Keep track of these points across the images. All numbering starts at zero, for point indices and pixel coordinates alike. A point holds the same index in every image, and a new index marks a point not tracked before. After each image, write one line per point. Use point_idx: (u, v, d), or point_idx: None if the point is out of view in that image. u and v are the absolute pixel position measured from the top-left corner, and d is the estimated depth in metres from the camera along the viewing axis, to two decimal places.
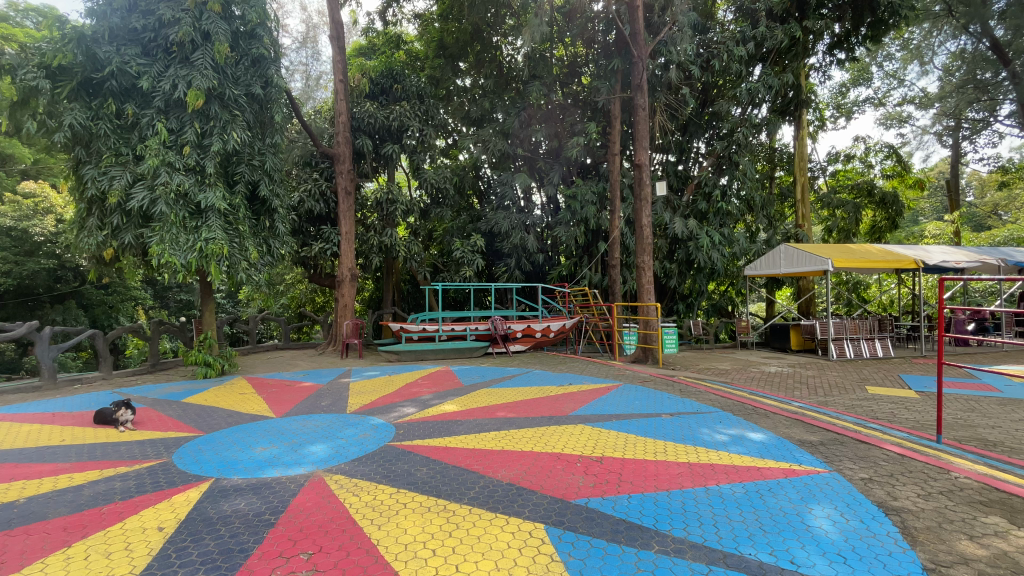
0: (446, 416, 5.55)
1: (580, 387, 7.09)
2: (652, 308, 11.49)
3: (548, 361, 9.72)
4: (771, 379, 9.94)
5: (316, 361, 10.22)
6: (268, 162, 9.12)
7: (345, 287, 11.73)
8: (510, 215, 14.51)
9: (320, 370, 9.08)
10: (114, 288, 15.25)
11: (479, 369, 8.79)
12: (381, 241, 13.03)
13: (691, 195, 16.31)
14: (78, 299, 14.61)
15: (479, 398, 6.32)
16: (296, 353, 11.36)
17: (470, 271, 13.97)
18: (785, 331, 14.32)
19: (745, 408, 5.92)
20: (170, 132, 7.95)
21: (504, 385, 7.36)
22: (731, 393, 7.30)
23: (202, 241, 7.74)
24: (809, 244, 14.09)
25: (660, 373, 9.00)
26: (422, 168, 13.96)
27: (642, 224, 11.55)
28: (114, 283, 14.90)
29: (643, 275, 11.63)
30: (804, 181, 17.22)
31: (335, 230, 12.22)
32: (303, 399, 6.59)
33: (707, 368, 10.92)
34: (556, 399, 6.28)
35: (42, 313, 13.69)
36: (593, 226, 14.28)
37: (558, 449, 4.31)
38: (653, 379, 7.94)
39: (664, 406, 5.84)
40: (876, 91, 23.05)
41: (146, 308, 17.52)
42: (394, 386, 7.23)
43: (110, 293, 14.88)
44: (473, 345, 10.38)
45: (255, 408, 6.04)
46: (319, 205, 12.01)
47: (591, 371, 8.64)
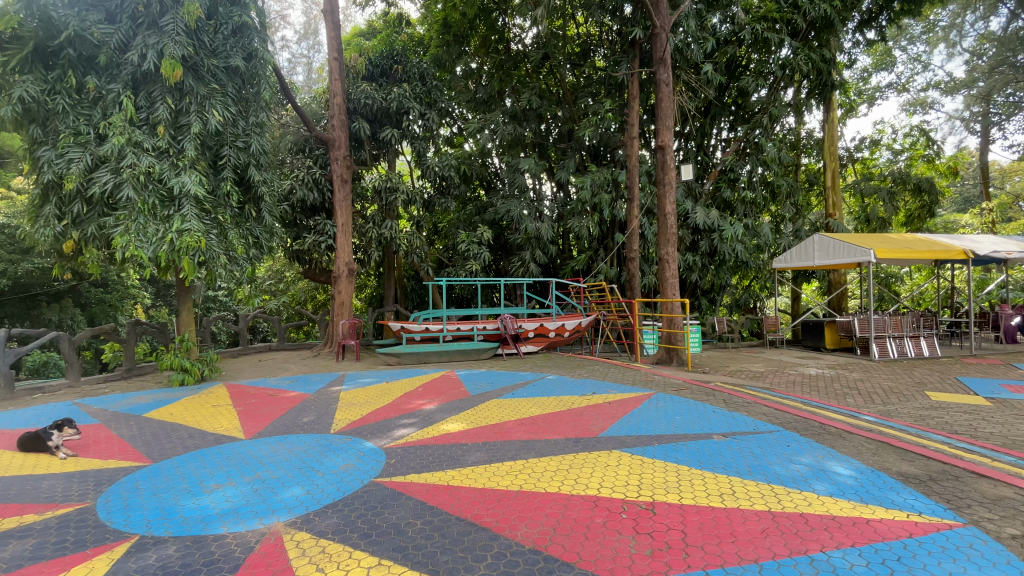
0: (448, 437, 4.57)
1: (606, 397, 6.08)
2: (677, 305, 10.49)
3: (565, 364, 8.72)
4: (813, 383, 8.89)
5: (308, 364, 9.28)
6: (259, 145, 8.02)
7: (342, 283, 10.81)
8: (520, 202, 13.53)
9: (311, 375, 8.13)
10: (114, 286, 14.46)
11: (488, 374, 7.80)
12: (381, 234, 12.06)
13: (713, 182, 15.21)
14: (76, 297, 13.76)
15: (489, 413, 5.32)
16: (289, 355, 10.44)
17: (477, 265, 12.98)
18: (819, 329, 13.23)
19: (811, 427, 4.89)
20: (139, 109, 6.98)
21: (518, 394, 6.35)
22: (782, 404, 6.26)
23: (174, 233, 6.77)
24: (846, 234, 12.98)
25: (692, 378, 7.97)
26: (425, 156, 13.01)
27: (666, 211, 10.46)
28: (113, 281, 14.10)
29: (667, 268, 10.57)
30: (834, 168, 16.08)
31: (331, 222, 11.28)
32: (283, 413, 5.63)
33: (740, 371, 9.88)
34: (581, 414, 5.27)
35: (38, 314, 12.86)
36: (608, 216, 13.25)
37: (594, 490, 3.32)
38: (688, 385, 6.93)
39: (714, 426, 4.81)
40: (900, 76, 21.92)
41: (143, 307, 16.75)
42: (389, 396, 6.26)
43: (110, 291, 14.08)
44: (481, 346, 9.40)
45: (224, 425, 5.10)
46: (314, 195, 11.02)
47: (615, 376, 7.62)
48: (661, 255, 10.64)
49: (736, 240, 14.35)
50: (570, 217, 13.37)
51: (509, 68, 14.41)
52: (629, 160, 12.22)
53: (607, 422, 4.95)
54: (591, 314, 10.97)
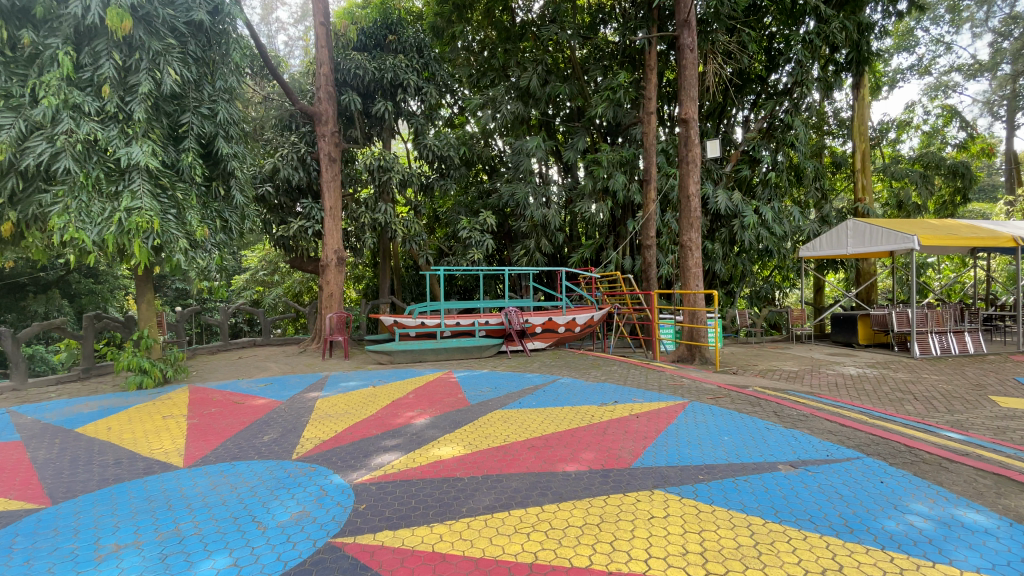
0: (439, 465, 3.58)
1: (632, 408, 5.08)
2: (700, 298, 9.45)
3: (578, 363, 7.71)
4: (858, 385, 7.87)
5: (290, 364, 8.29)
6: (228, 112, 6.94)
7: (331, 272, 9.83)
8: (528, 185, 12.48)
9: (289, 376, 7.15)
10: (105, 276, 13.02)
11: (491, 377, 6.79)
12: (374, 219, 10.99)
13: (734, 165, 14.09)
14: (64, 289, 12.27)
15: (492, 430, 4.33)
16: (271, 352, 9.50)
17: (479, 253, 11.96)
18: (850, 323, 12.17)
19: (899, 453, 3.88)
20: (82, 69, 5.93)
21: (525, 403, 5.35)
22: (842, 415, 5.25)
23: (121, 211, 5.80)
24: (881, 219, 11.88)
25: (724, 380, 6.96)
26: (423, 134, 11.96)
27: (689, 192, 9.38)
28: (104, 271, 12.69)
29: (690, 256, 9.47)
30: (864, 150, 14.95)
31: (318, 205, 10.25)
32: (242, 429, 4.66)
33: (772, 371, 8.87)
34: (604, 432, 4.28)
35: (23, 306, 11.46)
36: (621, 199, 12.17)
37: (640, 565, 2.33)
38: (724, 391, 5.92)
39: (776, 452, 3.80)
40: (927, 53, 20.64)
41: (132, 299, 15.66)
42: (373, 406, 5.28)
43: (99, 282, 12.66)
44: (483, 343, 8.40)
45: (164, 448, 4.12)
46: (300, 174, 9.96)
47: (637, 379, 6.61)
48: (682, 242, 9.54)
49: (759, 227, 13.26)
50: (580, 200, 12.30)
51: (513, 40, 13.27)
52: (646, 138, 11.13)
53: (639, 444, 3.97)
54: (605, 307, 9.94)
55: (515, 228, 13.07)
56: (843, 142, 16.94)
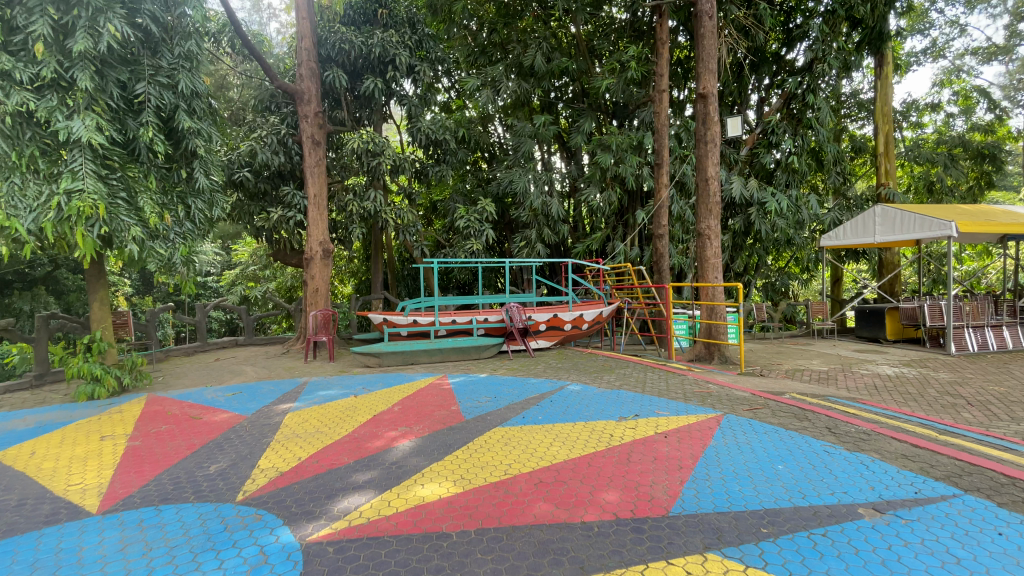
0: (420, 511, 2.78)
1: (657, 424, 4.27)
2: (719, 291, 8.60)
3: (587, 366, 6.89)
4: (899, 388, 7.05)
5: (269, 367, 7.49)
6: (191, 82, 6.07)
7: (316, 266, 9.03)
8: (529, 172, 11.62)
9: (263, 383, 6.35)
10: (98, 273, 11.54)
11: (490, 382, 5.97)
12: (363, 208, 10.10)
13: (750, 148, 13.13)
14: (50, 284, 10.83)
15: (490, 457, 3.53)
16: (252, 354, 8.71)
17: (477, 244, 11.13)
18: (877, 317, 11.32)
19: (1004, 489, 3.08)
20: (12, 27, 5.00)
21: (530, 417, 4.54)
22: (904, 428, 4.44)
23: (60, 195, 4.94)
24: (911, 204, 11.02)
25: (755, 385, 6.14)
26: (417, 116, 11.08)
27: (708, 174, 8.49)
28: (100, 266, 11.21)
29: (707, 246, 8.55)
30: (887, 133, 14.04)
31: (300, 193, 9.40)
32: (189, 453, 3.88)
33: (800, 371, 8.05)
34: (628, 459, 3.47)
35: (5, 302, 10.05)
36: (631, 185, 11.30)
37: None
38: (760, 399, 5.09)
39: (853, 491, 3.00)
40: (948, 31, 19.61)
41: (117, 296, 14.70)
42: (351, 421, 4.49)
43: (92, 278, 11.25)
44: (481, 342, 7.56)
45: (84, 484, 3.34)
46: (281, 159, 9.13)
47: (656, 384, 5.79)
48: (698, 230, 8.65)
49: (778, 215, 12.38)
50: (586, 187, 11.44)
51: (514, 15, 12.33)
52: (657, 118, 10.20)
53: (674, 478, 3.15)
54: (615, 302, 9.12)
55: (516, 218, 12.20)
56: (862, 125, 16.01)
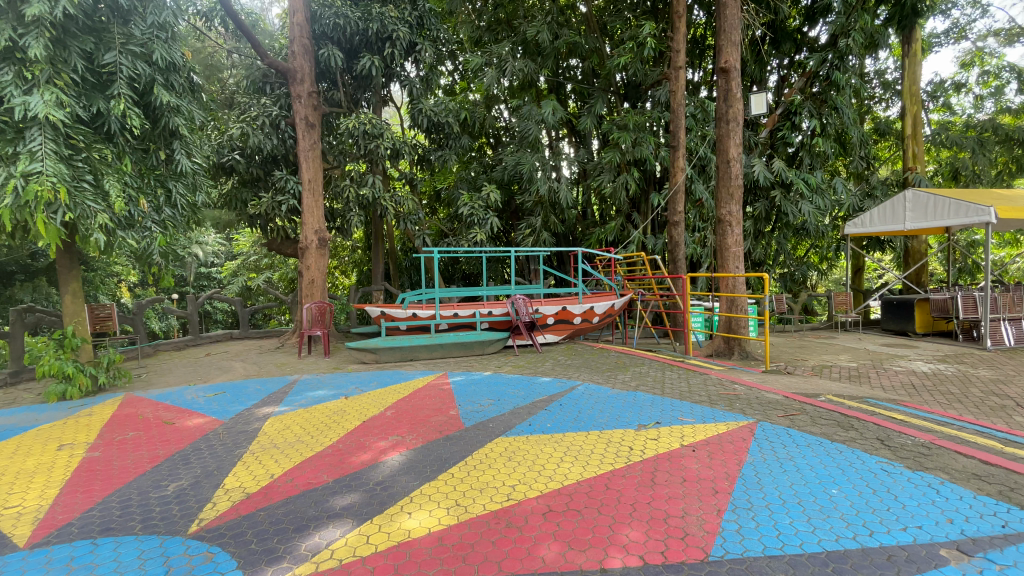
0: (404, 550, 2.29)
1: (682, 434, 3.74)
2: (740, 282, 8.03)
3: (599, 363, 6.34)
4: (940, 387, 6.46)
5: (258, 363, 7.02)
6: (167, 53, 5.56)
7: (311, 256, 8.54)
8: (536, 157, 11.05)
9: (249, 381, 5.89)
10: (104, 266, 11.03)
11: (493, 381, 5.45)
12: (360, 194, 9.46)
13: (771, 129, 12.33)
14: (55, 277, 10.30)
15: (491, 476, 3.02)
16: (244, 348, 8.27)
17: (482, 233, 10.60)
18: (905, 309, 10.66)
19: None
20: None
21: (538, 423, 4.02)
22: (966, 439, 3.87)
23: (15, 178, 4.46)
24: (945, 189, 10.32)
25: (785, 385, 5.57)
26: (418, 98, 10.50)
27: (730, 155, 7.83)
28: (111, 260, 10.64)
29: (728, 233, 7.93)
30: (915, 114, 13.27)
31: (294, 178, 8.86)
32: (151, 467, 3.43)
33: (827, 368, 7.46)
34: (654, 480, 2.96)
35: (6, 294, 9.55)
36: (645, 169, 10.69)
37: None
38: (795, 403, 4.54)
39: (930, 527, 2.47)
40: (974, 10, 18.66)
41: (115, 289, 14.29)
42: (336, 429, 3.99)
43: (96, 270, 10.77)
44: (485, 337, 7.04)
45: (22, 507, 2.90)
46: (273, 141, 8.60)
47: (677, 384, 5.24)
48: (717, 216, 8.03)
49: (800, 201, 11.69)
50: (597, 172, 10.84)
51: None
52: (673, 98, 9.60)
53: (710, 507, 2.63)
54: (628, 294, 8.56)
55: (522, 205, 11.63)
56: (886, 107, 15.21)
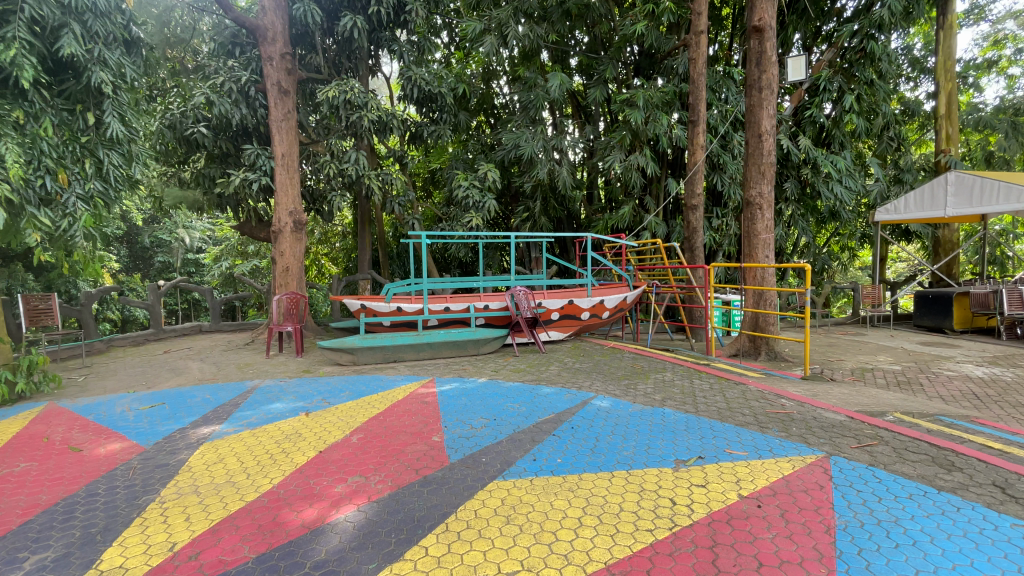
0: None
1: (735, 476, 2.82)
2: (769, 274, 6.98)
3: (613, 368, 5.41)
4: (1009, 398, 5.54)
5: (218, 364, 6.07)
6: None
7: (285, 241, 7.59)
8: (538, 135, 10.04)
9: (198, 388, 4.96)
10: None
11: (487, 392, 4.51)
12: (340, 169, 8.37)
13: (796, 105, 11.27)
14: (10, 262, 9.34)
15: (481, 555, 2.10)
16: (210, 344, 7.37)
17: (479, 217, 9.57)
18: (941, 303, 9.73)
19: None
20: None
21: (545, 456, 3.08)
22: None
23: None
24: (991, 172, 9.36)
25: (839, 398, 4.64)
26: (408, 65, 9.41)
27: (763, 127, 6.82)
28: None
29: (757, 218, 6.95)
30: (950, 92, 12.27)
31: (264, 152, 7.73)
32: (21, 522, 2.54)
33: (868, 373, 6.55)
34: (715, 565, 2.03)
35: None
36: (660, 148, 9.68)
37: None
38: (868, 430, 3.59)
39: None
40: None
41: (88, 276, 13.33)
42: (281, 465, 3.06)
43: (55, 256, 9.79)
44: (480, 335, 6.08)
45: None
46: (242, 111, 7.50)
47: (713, 397, 4.29)
48: (743, 199, 7.05)
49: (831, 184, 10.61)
50: (606, 150, 9.83)
51: None
52: (693, 67, 8.57)
53: None
54: (641, 286, 7.61)
55: (522, 187, 10.64)
56: (914, 86, 14.15)
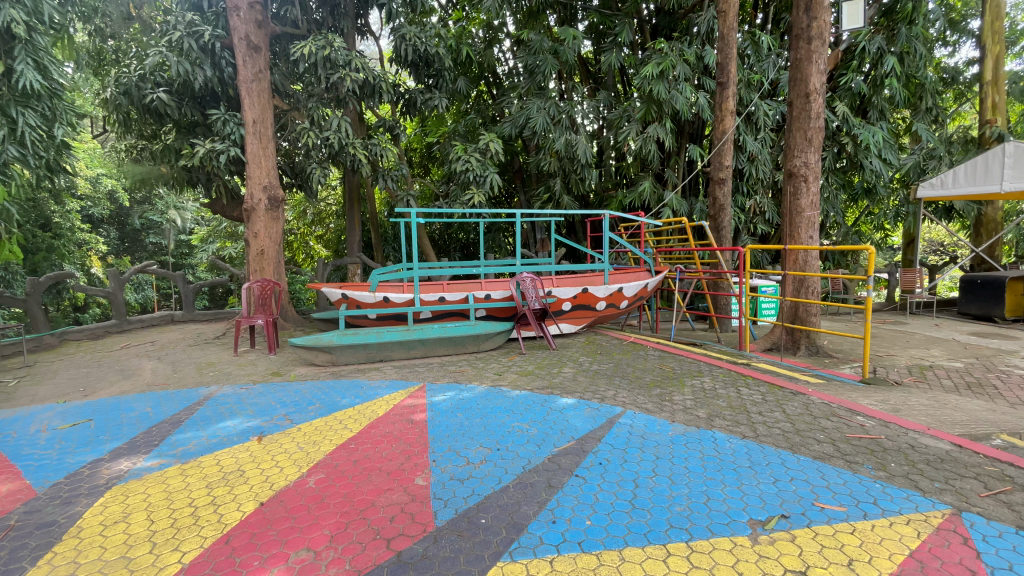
0: None
1: (845, 556, 1.95)
2: (813, 257, 6.07)
3: (638, 370, 4.52)
4: None
5: (177, 362, 5.24)
6: None
7: (260, 220, 6.69)
8: (549, 102, 8.98)
9: (141, 397, 4.13)
10: None
11: (490, 405, 3.64)
12: (322, 139, 7.41)
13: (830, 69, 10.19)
14: None
15: None
16: (177, 338, 6.54)
17: (480, 194, 8.62)
18: (991, 289, 8.79)
19: None
20: None
21: (569, 515, 2.22)
22: None
23: None
24: None
25: (923, 411, 3.74)
26: (398, 22, 8.36)
27: (811, 84, 5.81)
28: None
29: (801, 192, 5.96)
30: (998, 56, 11.10)
31: (233, 118, 6.77)
32: None
33: (928, 372, 5.65)
34: None
35: None
36: (682, 115, 8.67)
37: None
38: (991, 467, 2.71)
39: None
40: None
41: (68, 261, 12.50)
42: (204, 528, 2.20)
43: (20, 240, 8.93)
44: (480, 330, 5.21)
45: None
46: (205, 72, 6.52)
47: (773, 415, 3.41)
48: (785, 170, 6.08)
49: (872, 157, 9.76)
50: (622, 119, 8.82)
51: None
52: (721, 20, 7.52)
53: None
54: (663, 271, 6.69)
55: (533, 163, 9.54)
56: (954, 51, 12.95)
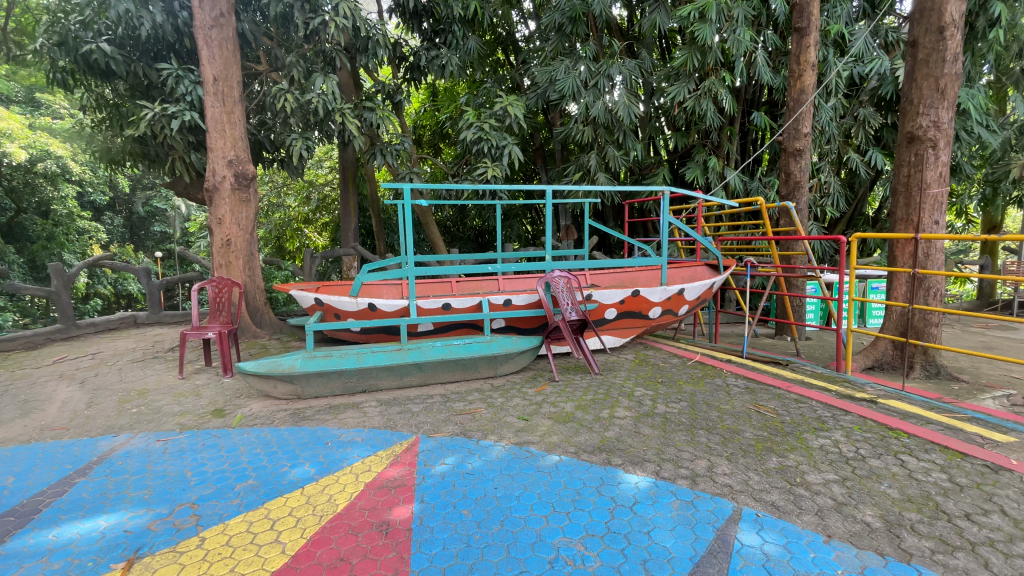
0: None
1: None
2: (938, 249, 4.59)
3: (726, 415, 3.14)
4: None
5: (104, 388, 4.02)
6: None
7: (225, 203, 5.40)
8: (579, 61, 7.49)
9: (17, 454, 2.89)
10: None
11: (517, 488, 2.29)
12: (305, 104, 6.04)
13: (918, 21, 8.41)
14: None
15: None
16: (127, 349, 5.30)
17: (497, 171, 7.21)
18: None
19: None
20: None
21: None
22: None
23: None
24: None
25: None
26: None
27: (947, 14, 4.27)
28: None
29: (927, 162, 4.42)
30: None
31: (189, 74, 5.41)
32: None
33: None
34: None
35: None
36: (743, 74, 7.10)
37: None
38: None
39: None
40: None
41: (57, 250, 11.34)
42: None
43: None
44: (498, 349, 3.86)
45: None
46: (154, 16, 5.20)
47: (995, 527, 2.03)
48: (902, 133, 4.55)
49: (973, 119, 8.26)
50: (670, 80, 7.27)
51: None
52: None
53: None
54: (730, 266, 5.16)
55: (562, 136, 8.02)
56: None
